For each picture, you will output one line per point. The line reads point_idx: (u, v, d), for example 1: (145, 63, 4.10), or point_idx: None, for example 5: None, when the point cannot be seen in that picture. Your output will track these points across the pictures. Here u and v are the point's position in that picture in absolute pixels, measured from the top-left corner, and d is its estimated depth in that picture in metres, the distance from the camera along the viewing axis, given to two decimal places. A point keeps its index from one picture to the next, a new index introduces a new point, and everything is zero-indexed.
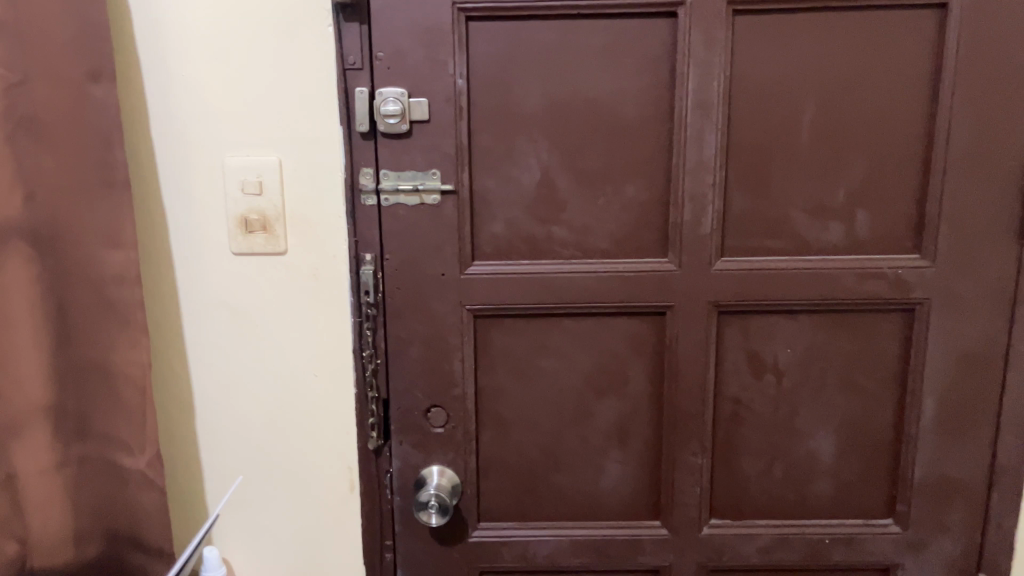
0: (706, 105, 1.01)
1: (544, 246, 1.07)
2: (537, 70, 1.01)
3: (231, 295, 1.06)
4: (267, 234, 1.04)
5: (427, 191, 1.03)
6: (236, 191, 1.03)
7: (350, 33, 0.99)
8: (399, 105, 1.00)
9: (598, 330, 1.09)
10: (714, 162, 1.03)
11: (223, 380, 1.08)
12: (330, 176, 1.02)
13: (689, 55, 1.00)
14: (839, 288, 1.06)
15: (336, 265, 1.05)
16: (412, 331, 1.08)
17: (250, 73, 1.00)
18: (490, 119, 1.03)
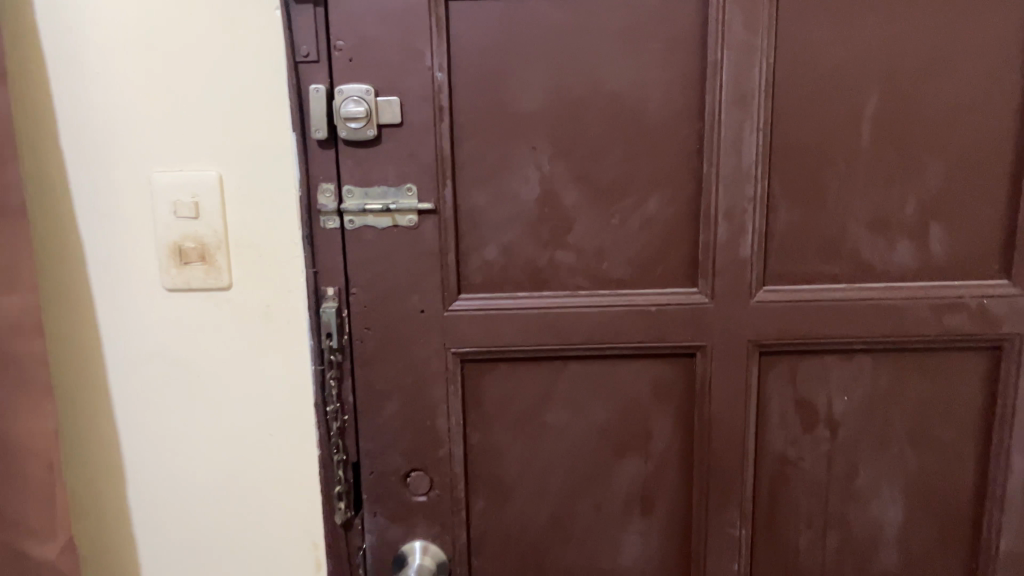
0: (745, 101, 0.82)
1: (547, 274, 0.87)
2: (536, 59, 0.82)
3: (164, 339, 0.87)
4: (205, 265, 0.85)
5: (401, 211, 0.84)
6: (167, 214, 0.84)
7: (302, 17, 0.80)
8: (363, 106, 0.81)
9: (613, 376, 0.89)
10: (756, 169, 0.83)
11: (160, 441, 0.89)
12: (283, 194, 0.84)
13: (723, 39, 0.81)
14: (909, 322, 0.86)
15: (293, 301, 0.86)
16: (387, 382, 0.88)
17: (182, 70, 0.81)
18: (478, 121, 0.83)
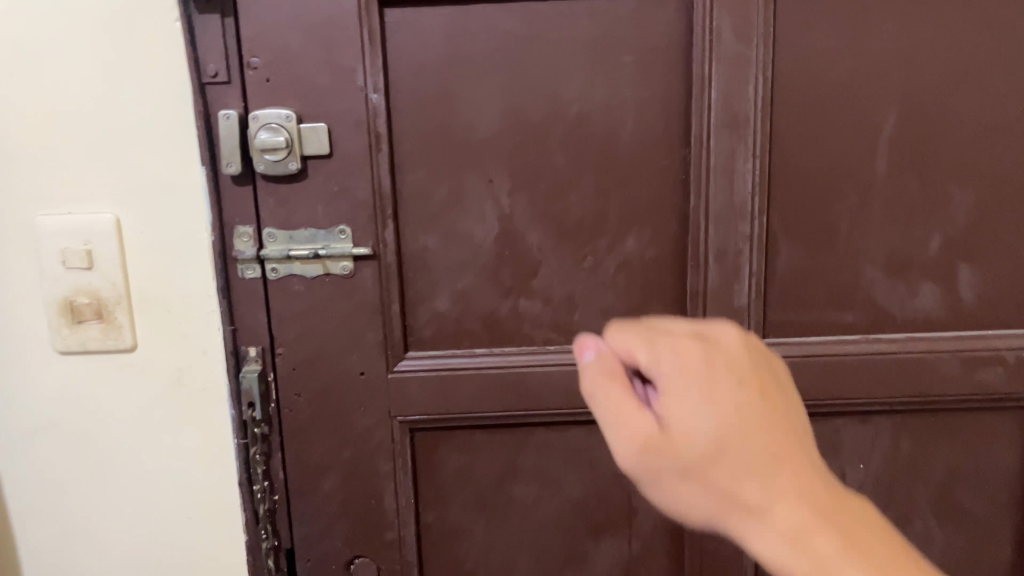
0: (738, 122, 0.69)
1: (509, 328, 0.74)
2: (490, 76, 0.69)
3: (56, 410, 0.73)
4: (103, 322, 0.71)
5: (333, 257, 0.71)
6: (55, 263, 0.69)
7: (208, 29, 0.66)
8: (282, 134, 0.68)
9: (590, 445, 0.77)
10: (753, 203, 0.70)
11: (59, 528, 0.76)
12: (192, 239, 0.70)
13: (712, 50, 0.68)
14: (933, 378, 0.74)
15: (208, 365, 0.72)
16: (323, 456, 0.76)
17: (66, 93, 0.67)
18: (423, 150, 0.71)
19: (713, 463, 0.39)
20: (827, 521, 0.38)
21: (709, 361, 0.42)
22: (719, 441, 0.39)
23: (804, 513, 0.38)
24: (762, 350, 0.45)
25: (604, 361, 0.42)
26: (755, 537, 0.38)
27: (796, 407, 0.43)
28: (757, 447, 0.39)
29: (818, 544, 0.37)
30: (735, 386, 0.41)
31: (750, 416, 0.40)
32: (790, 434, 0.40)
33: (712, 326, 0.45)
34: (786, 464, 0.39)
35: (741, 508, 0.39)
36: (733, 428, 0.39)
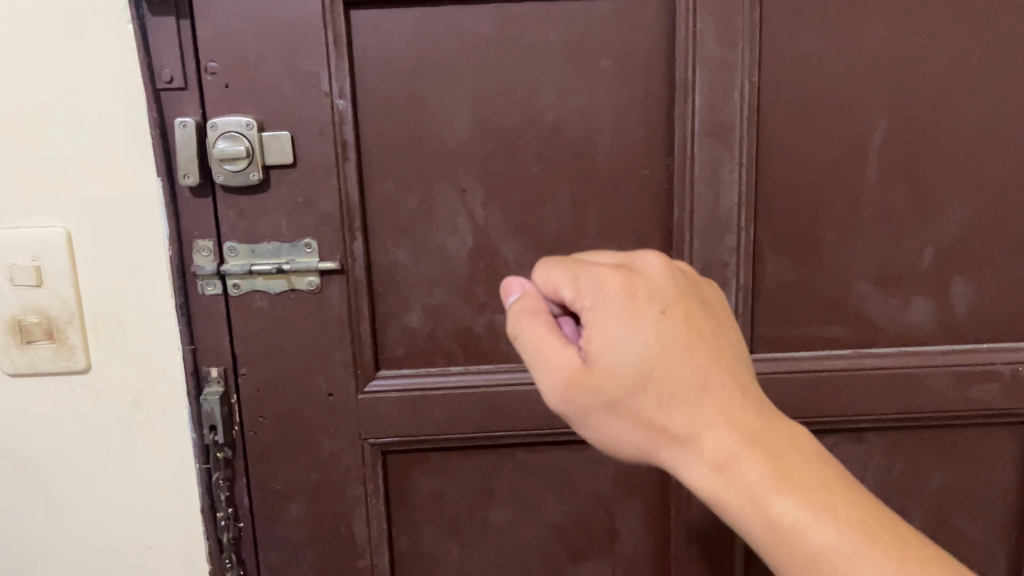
0: (722, 130, 0.66)
1: (485, 344, 0.71)
2: (461, 81, 0.65)
3: (5, 436, 0.69)
4: (54, 343, 0.67)
5: (298, 272, 0.68)
6: (0, 281, 0.65)
7: (161, 31, 0.62)
8: (243, 143, 0.64)
9: (570, 465, 0.74)
10: (739, 215, 0.67)
11: (11, 559, 0.72)
12: (147, 254, 0.66)
13: (694, 54, 0.65)
14: (926, 394, 0.71)
15: (167, 387, 0.68)
16: (290, 480, 0.72)
17: (10, 100, 0.63)
18: (392, 159, 0.67)
19: (638, 396, 0.40)
20: (751, 443, 0.40)
21: (631, 291, 0.41)
22: (646, 371, 0.40)
23: (730, 437, 0.40)
24: (681, 272, 0.45)
25: (525, 305, 0.43)
26: (685, 458, 0.41)
27: (719, 328, 0.43)
28: (683, 375, 0.40)
29: (744, 465, 0.39)
30: (662, 317, 0.40)
31: (681, 345, 0.40)
32: (716, 355, 0.41)
33: (632, 253, 0.44)
34: (710, 389, 0.40)
35: (667, 434, 0.41)
36: (660, 360, 0.40)
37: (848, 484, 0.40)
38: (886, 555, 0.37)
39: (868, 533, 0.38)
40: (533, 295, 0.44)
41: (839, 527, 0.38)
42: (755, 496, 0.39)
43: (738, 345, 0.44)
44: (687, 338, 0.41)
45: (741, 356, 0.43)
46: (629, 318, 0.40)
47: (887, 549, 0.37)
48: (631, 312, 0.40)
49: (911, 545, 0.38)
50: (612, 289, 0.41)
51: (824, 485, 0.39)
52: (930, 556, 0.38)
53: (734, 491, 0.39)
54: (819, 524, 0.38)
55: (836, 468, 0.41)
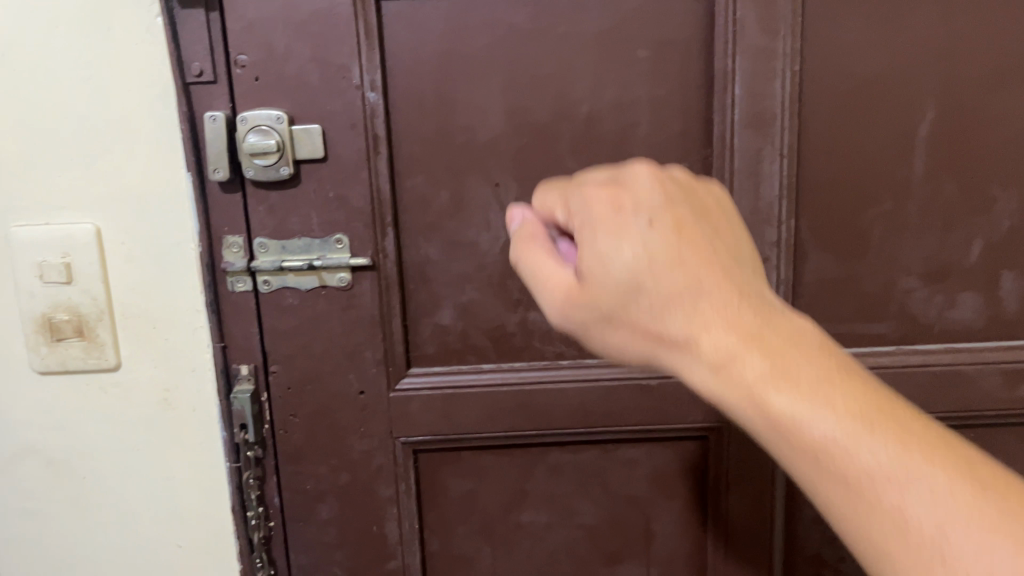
0: (763, 121, 0.64)
1: (518, 342, 0.70)
2: (495, 73, 0.64)
3: (35, 434, 0.69)
4: (84, 340, 0.66)
5: (329, 268, 0.66)
6: (30, 277, 0.64)
7: (190, 24, 0.61)
8: (273, 137, 0.63)
9: (605, 465, 0.73)
10: (780, 208, 0.65)
11: (42, 558, 0.71)
12: (177, 251, 0.65)
13: (734, 42, 0.63)
14: (973, 393, 0.69)
15: (197, 385, 0.68)
16: (320, 480, 0.71)
17: (39, 95, 0.62)
18: (423, 153, 0.66)
19: (629, 302, 0.38)
20: (744, 339, 0.36)
21: (617, 204, 0.39)
22: (632, 279, 0.37)
23: (728, 337, 0.36)
24: (677, 184, 0.42)
25: (526, 232, 0.43)
26: (680, 362, 0.38)
27: (715, 233, 0.40)
28: (670, 278, 0.37)
29: (740, 364, 0.35)
30: (646, 226, 0.38)
31: (665, 249, 0.37)
32: (706, 256, 0.38)
33: (625, 167, 0.42)
34: (705, 288, 0.37)
35: (661, 340, 0.38)
36: (645, 262, 0.37)
37: (858, 376, 0.35)
38: (892, 445, 0.33)
39: (871, 423, 0.33)
40: (534, 222, 0.44)
41: (840, 418, 0.33)
42: (749, 392, 0.35)
43: (741, 249, 0.40)
44: (678, 241, 0.38)
45: (743, 259, 0.40)
46: (614, 230, 0.38)
47: (892, 438, 0.33)
48: (615, 224, 0.38)
49: (926, 438, 0.33)
50: (599, 207, 0.39)
51: (827, 377, 0.35)
52: (945, 450, 0.33)
53: (734, 391, 0.36)
54: (817, 415, 0.34)
55: (846, 360, 0.36)
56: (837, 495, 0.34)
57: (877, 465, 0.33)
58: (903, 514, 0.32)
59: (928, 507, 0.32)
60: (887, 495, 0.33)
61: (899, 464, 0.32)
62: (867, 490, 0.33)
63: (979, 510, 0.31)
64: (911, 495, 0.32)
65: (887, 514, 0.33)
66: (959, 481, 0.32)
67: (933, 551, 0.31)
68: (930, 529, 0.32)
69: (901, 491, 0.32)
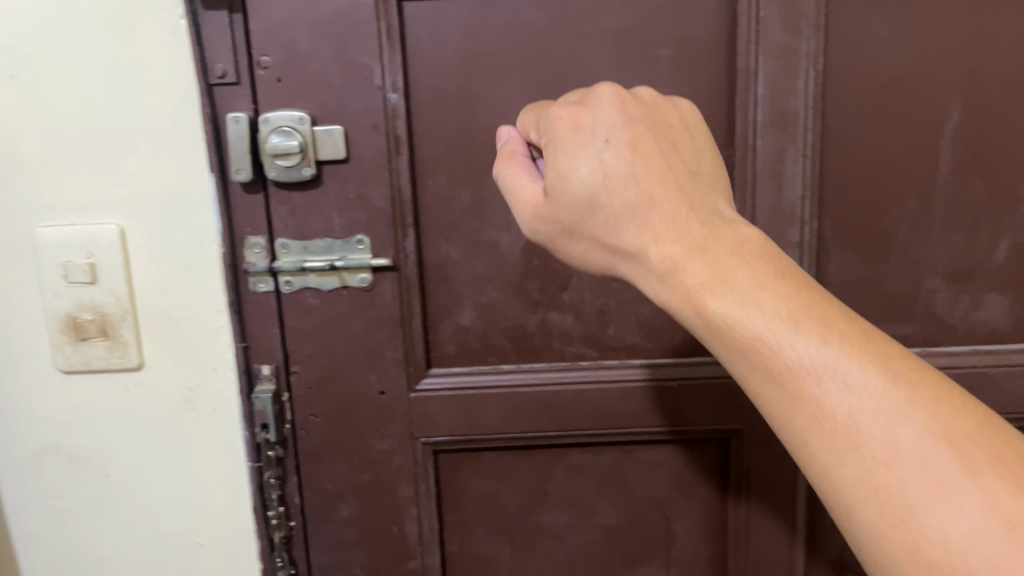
0: (786, 121, 0.64)
1: (538, 342, 0.70)
2: (516, 73, 0.64)
3: (60, 433, 0.69)
4: (108, 340, 0.67)
5: (350, 269, 0.67)
6: (55, 278, 0.65)
7: (214, 26, 0.62)
8: (295, 138, 0.63)
9: (625, 466, 0.72)
10: (802, 208, 0.65)
11: (66, 556, 0.72)
12: (200, 251, 0.66)
13: (757, 42, 0.62)
14: (999, 395, 0.68)
15: (219, 384, 0.68)
16: (341, 479, 0.71)
17: (65, 98, 0.63)
18: (445, 153, 0.66)
19: (588, 216, 0.44)
20: (685, 245, 0.41)
21: (580, 126, 0.45)
22: (592, 195, 0.44)
23: (671, 247, 0.42)
24: (641, 104, 0.47)
25: (507, 150, 0.51)
26: (634, 265, 0.44)
27: (671, 151, 0.45)
28: (624, 196, 0.43)
29: (680, 270, 0.41)
30: (604, 147, 0.44)
31: (620, 167, 0.43)
32: (657, 173, 0.43)
33: (594, 89, 0.47)
34: (654, 204, 0.42)
35: (618, 247, 0.44)
36: (601, 182, 0.43)
37: (790, 275, 0.39)
38: (815, 336, 0.37)
39: (796, 320, 0.38)
40: (515, 143, 0.51)
41: (769, 314, 0.38)
42: (688, 291, 0.41)
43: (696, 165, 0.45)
44: (632, 160, 0.43)
45: (695, 173, 0.45)
46: (576, 152, 0.44)
47: (816, 330, 0.37)
48: (578, 145, 0.44)
49: (844, 330, 0.37)
50: (564, 129, 0.45)
51: (760, 277, 0.39)
52: (862, 341, 0.37)
53: (676, 292, 0.41)
54: (749, 312, 0.38)
55: (780, 262, 0.41)
56: (765, 383, 0.39)
57: (802, 356, 0.37)
58: (821, 399, 0.37)
59: (846, 394, 0.36)
60: (808, 386, 0.37)
61: (817, 355, 0.37)
62: (792, 378, 0.37)
63: (890, 397, 0.36)
64: (829, 383, 0.37)
65: (807, 401, 0.37)
66: (872, 368, 0.36)
67: (845, 436, 0.36)
68: (844, 412, 0.36)
69: (821, 378, 0.37)
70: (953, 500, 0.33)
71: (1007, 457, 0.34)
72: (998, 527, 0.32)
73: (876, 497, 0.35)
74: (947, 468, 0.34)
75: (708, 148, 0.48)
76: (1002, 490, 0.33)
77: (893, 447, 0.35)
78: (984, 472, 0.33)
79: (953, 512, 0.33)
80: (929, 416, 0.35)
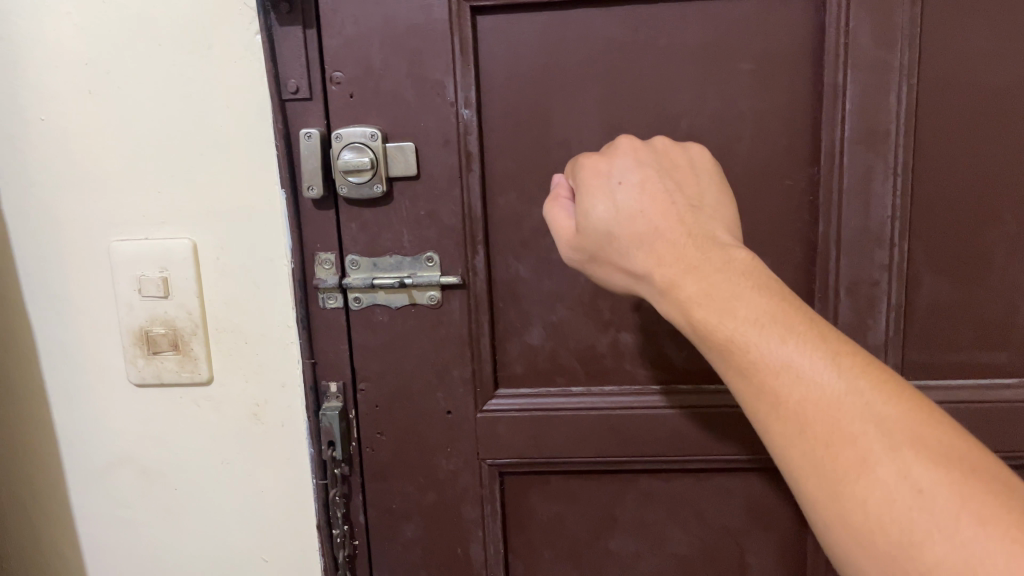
0: (875, 138, 0.61)
1: (609, 364, 0.68)
2: (592, 88, 0.62)
3: (132, 444, 0.70)
4: (178, 354, 0.67)
5: (419, 286, 0.66)
6: (131, 291, 0.66)
7: (289, 41, 0.61)
8: (367, 154, 0.62)
9: (695, 492, 0.70)
10: (891, 229, 0.62)
11: (134, 566, 0.73)
12: (270, 266, 0.65)
13: (845, 55, 0.60)
14: None
15: (286, 400, 0.68)
16: (406, 499, 0.70)
17: (142, 114, 0.64)
18: (517, 170, 0.65)
19: (607, 248, 0.47)
20: (679, 263, 0.43)
21: (598, 172, 0.49)
22: (609, 230, 0.47)
23: (665, 263, 0.44)
24: (654, 151, 0.51)
25: (553, 194, 0.53)
26: (646, 287, 0.46)
27: (678, 187, 0.48)
28: (634, 226, 0.46)
29: (671, 284, 0.43)
30: (618, 188, 0.47)
31: (630, 203, 0.46)
32: (663, 206, 0.46)
33: (615, 144, 0.52)
34: (658, 231, 0.45)
35: (632, 271, 0.47)
36: (613, 219, 0.46)
37: (760, 282, 0.41)
38: (776, 336, 0.39)
39: (761, 323, 0.39)
40: (562, 186, 0.54)
41: (738, 318, 0.40)
42: (681, 303, 0.43)
43: (704, 201, 0.48)
44: (642, 198, 0.46)
45: (703, 204, 0.48)
46: (595, 193, 0.48)
47: (777, 332, 0.39)
48: (597, 187, 0.48)
49: (804, 330, 0.39)
50: (587, 175, 0.49)
51: (735, 285, 0.41)
52: (819, 340, 0.39)
53: (667, 303, 0.44)
54: (721, 316, 0.40)
55: (765, 275, 0.42)
56: (735, 378, 0.41)
57: (763, 353, 0.39)
58: (778, 393, 0.38)
59: (798, 387, 0.38)
60: (770, 380, 0.39)
61: (777, 353, 0.39)
62: (754, 374, 0.39)
63: (836, 390, 0.37)
64: (784, 376, 0.38)
65: (767, 395, 0.39)
66: (826, 365, 0.38)
67: (796, 422, 0.38)
68: (799, 405, 0.38)
69: (780, 375, 0.38)
70: (877, 475, 0.35)
71: (934, 439, 0.36)
72: (911, 496, 0.34)
73: (818, 476, 0.37)
74: (876, 449, 0.36)
75: (724, 187, 0.50)
76: (921, 464, 0.35)
77: (835, 433, 0.37)
78: (907, 450, 0.35)
79: (878, 485, 0.35)
80: (872, 405, 0.37)
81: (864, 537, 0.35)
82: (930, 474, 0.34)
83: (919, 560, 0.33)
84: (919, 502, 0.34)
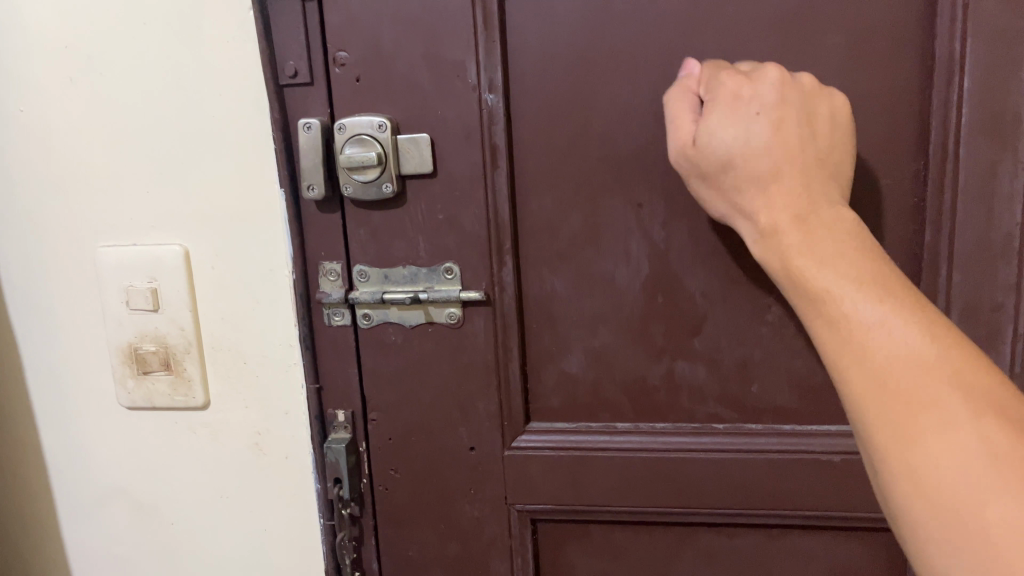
0: (999, 126, 0.48)
1: (662, 397, 0.57)
2: (643, 69, 0.52)
3: (123, 474, 0.63)
4: (171, 375, 0.60)
5: (437, 303, 0.56)
6: (119, 304, 0.59)
7: (285, 17, 0.52)
8: (374, 148, 0.53)
9: (764, 551, 0.59)
10: (1021, 241, 0.50)
11: None
12: (268, 278, 0.57)
13: (965, 22, 0.47)
14: None
15: (289, 431, 0.60)
16: (424, 546, 0.61)
17: (127, 104, 0.56)
18: (554, 167, 0.54)
19: (725, 174, 0.45)
20: (790, 210, 0.43)
21: (738, 94, 0.45)
22: (728, 158, 0.44)
23: (780, 208, 0.43)
24: (802, 90, 0.46)
25: (681, 85, 0.48)
26: (745, 222, 0.45)
27: (812, 133, 0.45)
28: (756, 163, 0.44)
29: (780, 233, 0.42)
30: (754, 118, 0.44)
31: (760, 141, 0.44)
32: (790, 154, 0.44)
33: (761, 66, 0.47)
34: (780, 177, 0.44)
35: (738, 204, 0.45)
36: (743, 149, 0.44)
37: (865, 247, 0.40)
38: (862, 288, 0.37)
39: (861, 280, 0.38)
40: (692, 78, 0.49)
41: (836, 272, 0.39)
42: (779, 249, 0.42)
43: (836, 159, 0.46)
44: (779, 148, 0.44)
45: (831, 160, 0.46)
46: (728, 113, 0.44)
47: (875, 291, 0.37)
48: (733, 109, 0.44)
49: (898, 295, 0.37)
50: (723, 93, 0.45)
51: (840, 245, 0.40)
52: (917, 313, 0.36)
53: (770, 253, 0.43)
54: (820, 270, 0.39)
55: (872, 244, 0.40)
56: (820, 329, 0.39)
57: (851, 304, 0.37)
58: (865, 345, 0.36)
59: (887, 345, 0.36)
60: (857, 333, 0.36)
61: (868, 309, 0.37)
62: (840, 324, 0.37)
63: (924, 355, 0.35)
64: (874, 334, 0.36)
65: (852, 348, 0.36)
66: (919, 331, 0.36)
67: (875, 376, 0.36)
68: (884, 359, 0.36)
69: (872, 330, 0.36)
70: (947, 437, 0.33)
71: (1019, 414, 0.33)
72: (975, 459, 0.32)
73: (886, 426, 0.35)
74: (951, 412, 0.33)
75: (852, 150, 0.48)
76: (996, 434, 0.32)
77: (915, 392, 0.34)
78: (982, 418, 0.33)
79: (948, 445, 0.33)
80: (960, 378, 0.34)
81: (921, 491, 0.33)
82: (1003, 444, 0.32)
83: (966, 519, 0.32)
84: (986, 476, 0.32)
